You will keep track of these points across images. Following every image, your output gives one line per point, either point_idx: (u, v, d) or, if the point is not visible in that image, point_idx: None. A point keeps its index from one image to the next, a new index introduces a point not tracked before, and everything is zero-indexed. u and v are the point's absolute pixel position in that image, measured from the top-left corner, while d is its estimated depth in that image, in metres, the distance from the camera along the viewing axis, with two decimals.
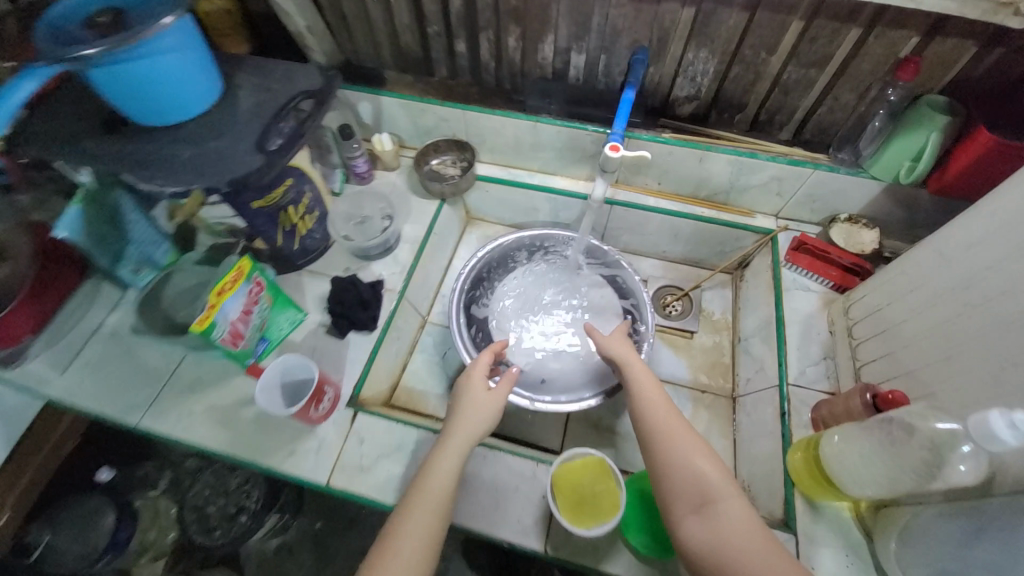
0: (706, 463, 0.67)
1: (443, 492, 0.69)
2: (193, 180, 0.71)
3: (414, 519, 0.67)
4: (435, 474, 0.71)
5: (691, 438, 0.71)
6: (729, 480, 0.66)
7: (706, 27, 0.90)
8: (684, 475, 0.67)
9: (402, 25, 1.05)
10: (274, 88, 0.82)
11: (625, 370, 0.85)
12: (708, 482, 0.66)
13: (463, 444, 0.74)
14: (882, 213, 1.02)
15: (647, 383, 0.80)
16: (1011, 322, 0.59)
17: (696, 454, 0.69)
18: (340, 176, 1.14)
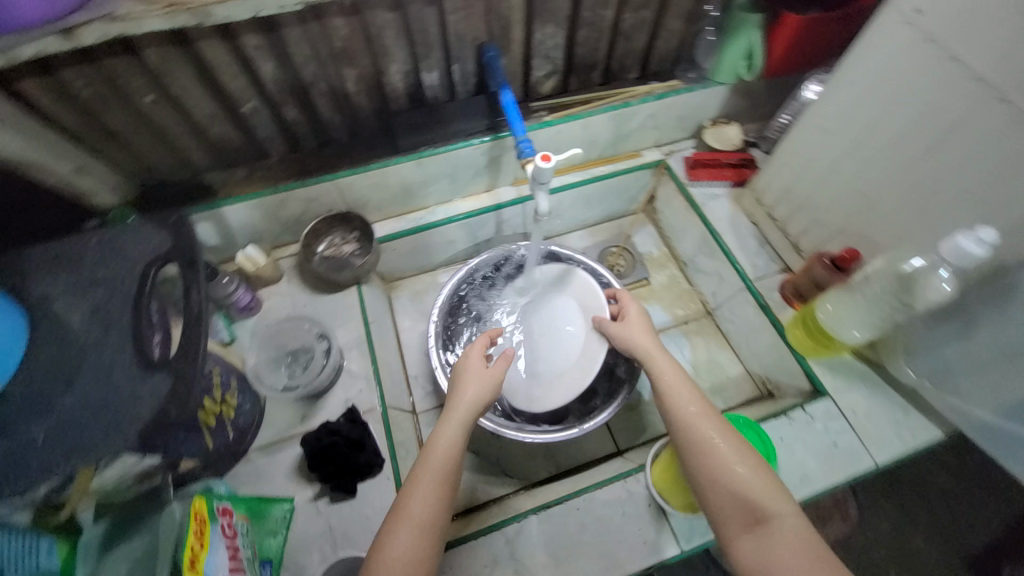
0: (752, 475, 0.61)
1: (451, 460, 0.65)
2: (70, 463, 0.47)
3: (421, 496, 0.61)
4: (443, 443, 0.66)
5: (732, 437, 0.65)
6: (778, 493, 0.60)
7: (544, 4, 0.87)
8: (720, 478, 0.62)
9: (205, 116, 0.83)
10: (105, 274, 0.59)
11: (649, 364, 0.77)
12: (756, 494, 0.60)
13: (467, 414, 0.70)
14: (733, 108, 1.16)
15: (681, 385, 0.72)
16: (909, 161, 0.72)
17: (734, 459, 0.62)
18: (224, 323, 0.91)
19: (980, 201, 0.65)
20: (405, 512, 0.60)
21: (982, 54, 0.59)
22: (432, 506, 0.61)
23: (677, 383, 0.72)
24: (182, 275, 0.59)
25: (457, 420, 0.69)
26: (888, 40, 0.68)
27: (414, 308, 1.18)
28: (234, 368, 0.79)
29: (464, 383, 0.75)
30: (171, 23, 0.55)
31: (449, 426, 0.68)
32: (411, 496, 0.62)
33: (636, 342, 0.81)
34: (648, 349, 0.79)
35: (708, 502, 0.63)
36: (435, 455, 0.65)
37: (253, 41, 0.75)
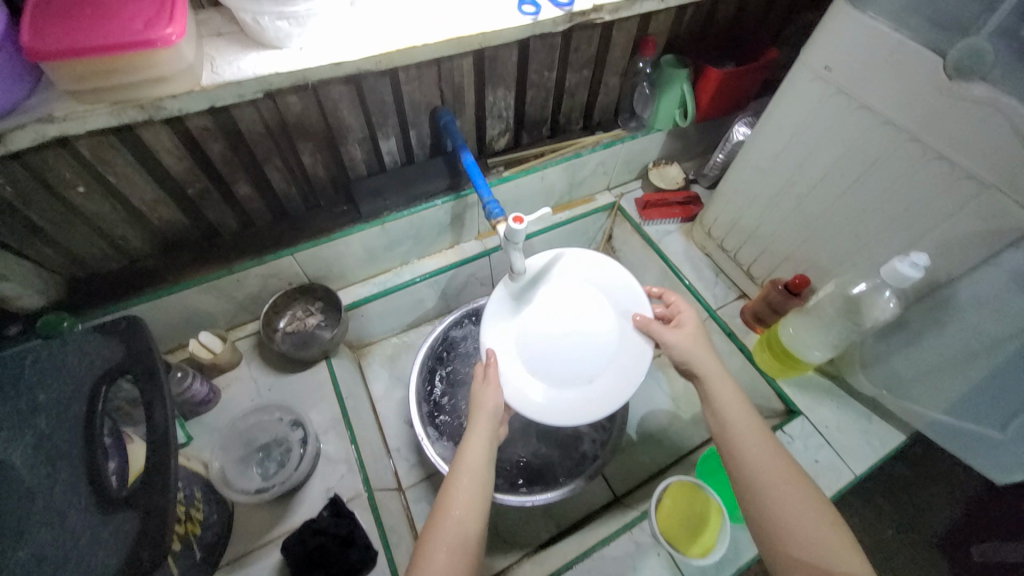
0: (818, 525, 0.56)
1: (483, 465, 0.66)
2: None
3: (463, 489, 0.63)
4: (469, 451, 0.68)
5: (794, 477, 0.60)
6: (853, 553, 0.54)
7: (495, 69, 0.89)
8: (777, 523, 0.57)
9: (145, 203, 0.77)
10: (42, 399, 0.52)
11: (705, 386, 0.70)
12: (823, 551, 0.54)
13: (489, 421, 0.72)
14: (673, 150, 1.25)
15: (744, 417, 0.66)
16: (839, 195, 0.80)
17: (810, 509, 0.57)
18: (179, 423, 0.83)
19: (906, 228, 0.72)
20: (441, 517, 0.61)
21: (896, 105, 0.67)
22: (468, 511, 0.62)
23: (748, 419, 0.65)
24: (139, 390, 0.51)
25: (484, 428, 0.72)
26: (805, 93, 0.78)
27: (387, 373, 1.13)
28: (197, 476, 0.72)
29: (479, 393, 0.76)
30: (117, 118, 0.50)
31: (476, 433, 0.71)
32: (447, 507, 0.62)
33: (696, 360, 0.73)
34: (707, 369, 0.71)
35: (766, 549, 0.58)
36: (467, 464, 0.66)
37: (199, 123, 0.71)
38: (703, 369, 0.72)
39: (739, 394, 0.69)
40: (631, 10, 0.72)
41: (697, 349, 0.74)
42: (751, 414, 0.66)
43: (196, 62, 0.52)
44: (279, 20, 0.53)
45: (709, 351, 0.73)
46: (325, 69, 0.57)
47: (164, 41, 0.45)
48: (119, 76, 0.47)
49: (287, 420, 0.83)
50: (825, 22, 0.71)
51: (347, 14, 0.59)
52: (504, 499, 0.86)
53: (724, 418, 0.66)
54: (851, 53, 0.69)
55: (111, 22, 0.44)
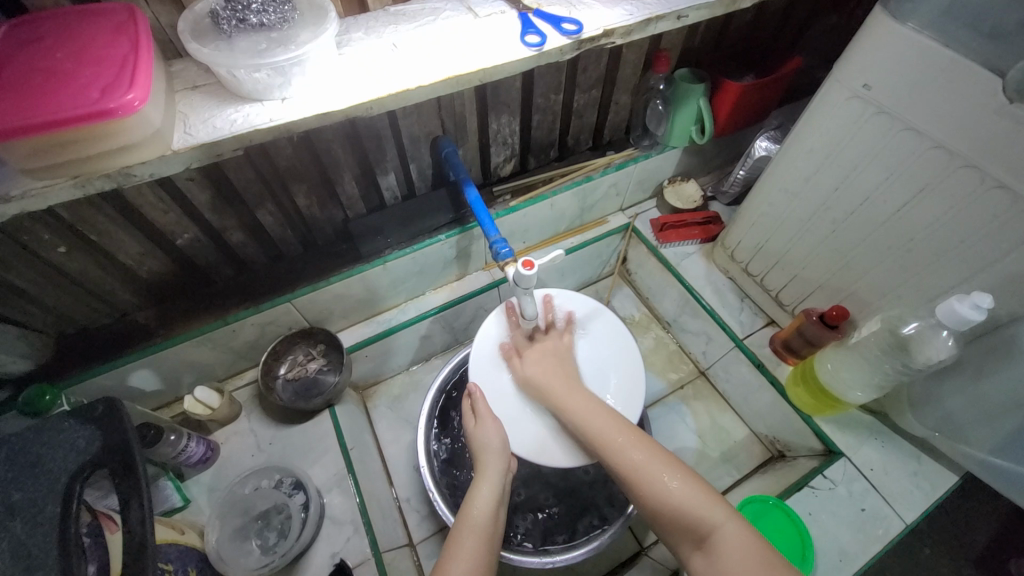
0: (676, 484, 0.58)
1: (490, 525, 0.63)
2: None
3: (467, 553, 0.60)
4: (477, 506, 0.65)
5: (636, 444, 0.63)
6: (711, 500, 0.57)
7: (498, 97, 0.84)
8: (648, 496, 0.59)
9: (132, 257, 0.72)
10: (18, 499, 0.48)
11: (550, 396, 0.71)
12: (689, 506, 0.56)
13: (500, 467, 0.69)
14: (689, 166, 1.17)
15: (585, 405, 0.68)
16: (880, 223, 0.72)
17: (663, 473, 0.59)
18: (174, 485, 0.78)
19: (960, 262, 0.66)
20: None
21: (949, 128, 0.60)
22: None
23: (591, 413, 0.67)
24: (114, 486, 0.49)
25: (494, 478, 0.68)
26: (840, 111, 0.70)
27: (395, 415, 1.08)
28: (191, 552, 0.67)
29: (478, 433, 0.72)
30: (81, 190, 0.46)
31: (486, 485, 0.67)
32: (447, 571, 0.58)
33: (544, 381, 0.73)
34: (551, 380, 0.73)
35: (655, 524, 0.59)
36: (473, 524, 0.63)
37: (185, 174, 0.66)
38: (547, 374, 0.74)
39: (574, 386, 0.71)
40: (645, 31, 0.65)
41: (544, 360, 0.76)
42: (587, 399, 0.69)
43: (166, 125, 0.48)
44: (256, 72, 0.48)
45: (551, 363, 0.75)
46: (310, 121, 0.52)
47: (126, 108, 0.41)
48: (80, 148, 0.43)
49: (287, 483, 0.79)
50: (860, 36, 0.64)
51: (334, 59, 0.54)
52: (522, 560, 0.81)
53: (571, 415, 0.68)
54: (895, 71, 0.62)
55: (67, 94, 0.41)
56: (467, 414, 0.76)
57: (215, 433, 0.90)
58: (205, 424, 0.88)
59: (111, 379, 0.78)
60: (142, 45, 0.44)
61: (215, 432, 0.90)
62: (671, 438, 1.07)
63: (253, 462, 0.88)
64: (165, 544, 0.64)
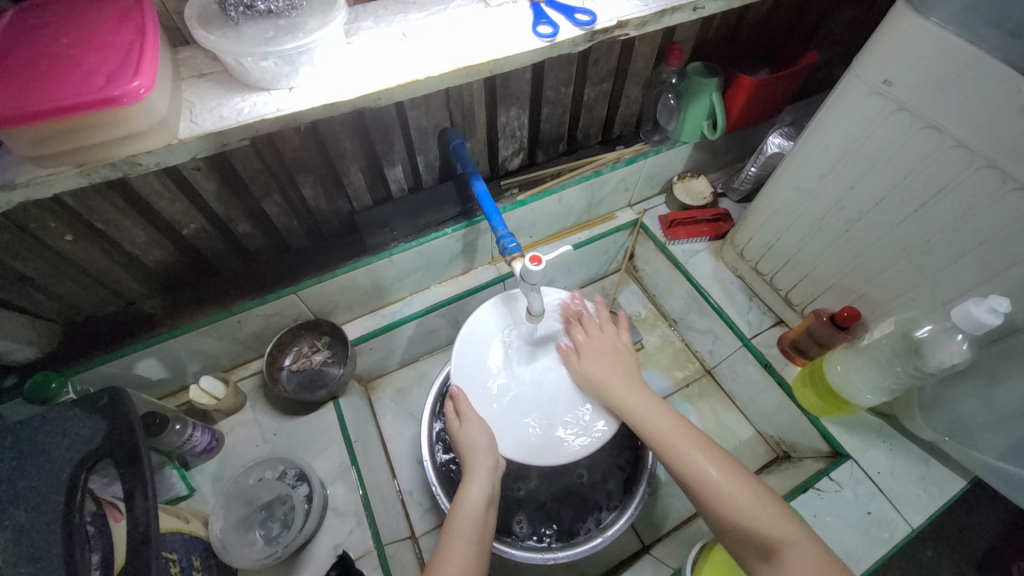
0: (751, 501, 0.58)
1: (479, 522, 0.64)
2: None
3: (459, 551, 0.60)
4: (466, 506, 0.65)
5: (710, 454, 0.63)
6: (786, 519, 0.57)
7: (507, 89, 0.82)
8: (716, 505, 0.59)
9: (138, 245, 0.72)
10: (23, 487, 0.49)
11: (615, 397, 0.72)
12: (761, 521, 0.56)
13: (489, 466, 0.69)
14: (699, 162, 1.16)
15: (655, 414, 0.68)
16: (897, 223, 0.71)
17: (731, 483, 0.60)
18: (179, 473, 0.80)
19: (978, 265, 0.64)
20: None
21: (972, 127, 0.58)
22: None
23: (657, 415, 0.68)
24: (119, 475, 0.49)
25: (482, 477, 0.68)
26: (858, 108, 0.69)
27: (398, 407, 1.08)
28: (196, 541, 0.68)
29: (465, 432, 0.72)
30: (86, 178, 0.46)
31: (474, 485, 0.67)
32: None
33: (606, 371, 0.75)
34: (615, 383, 0.73)
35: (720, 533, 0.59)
36: (464, 522, 0.63)
37: (191, 163, 0.65)
38: (609, 376, 0.74)
39: (639, 390, 0.72)
40: (660, 23, 0.64)
41: (602, 362, 0.76)
42: (658, 406, 0.70)
43: (172, 113, 0.47)
44: (263, 60, 0.47)
45: (609, 360, 0.76)
46: (318, 111, 0.51)
47: (131, 96, 0.41)
48: (85, 136, 0.43)
49: (291, 474, 0.80)
50: (882, 30, 0.63)
51: (342, 48, 0.53)
52: (524, 556, 0.81)
53: (638, 422, 0.68)
54: (917, 66, 0.60)
55: (72, 81, 0.40)
56: (450, 415, 0.76)
57: (220, 423, 0.90)
58: (210, 414, 0.89)
59: (117, 367, 0.78)
60: (148, 32, 0.44)
61: (220, 421, 0.90)
62: None
63: (257, 453, 0.88)
64: (169, 533, 0.64)
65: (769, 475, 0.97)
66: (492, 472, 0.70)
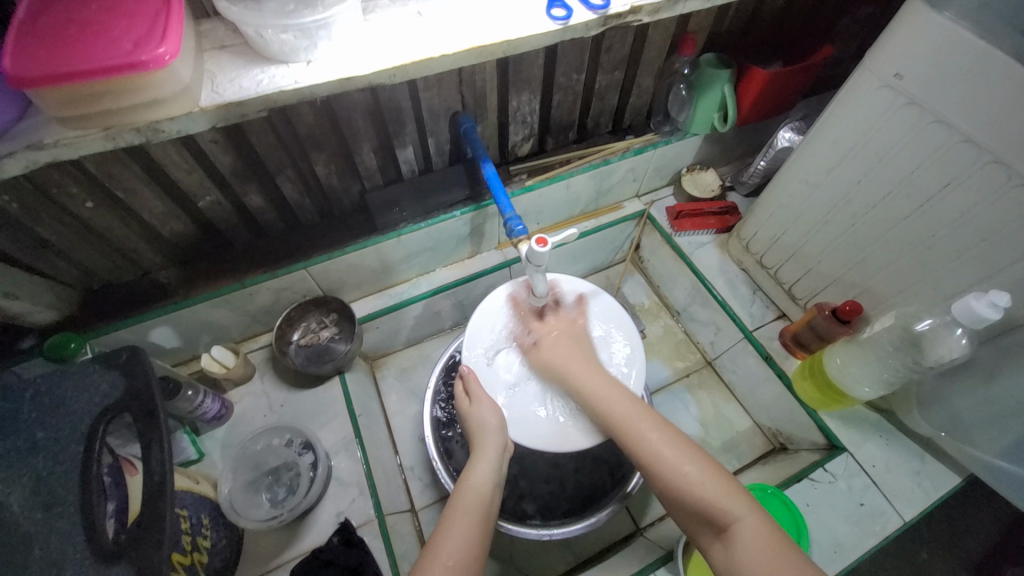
0: (698, 472, 0.59)
1: (481, 504, 0.65)
2: None
3: (456, 532, 0.60)
4: (471, 485, 0.66)
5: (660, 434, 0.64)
6: (734, 490, 0.58)
7: (519, 73, 0.83)
8: (670, 484, 0.60)
9: (156, 216, 0.74)
10: (43, 437, 0.51)
11: (574, 379, 0.72)
12: (707, 496, 0.57)
13: (497, 446, 0.70)
14: (709, 154, 1.16)
15: (610, 393, 0.69)
16: (902, 217, 0.71)
17: (676, 456, 0.61)
18: (190, 438, 0.83)
19: (982, 260, 0.65)
20: (434, 556, 0.58)
21: (979, 122, 0.58)
22: (463, 556, 0.58)
23: (602, 386, 0.70)
24: (136, 430, 0.51)
25: (490, 457, 0.69)
26: (868, 101, 0.69)
27: (402, 386, 1.10)
28: (205, 501, 0.70)
29: (476, 412, 0.73)
30: (111, 142, 0.48)
31: (482, 465, 0.68)
32: (438, 548, 0.59)
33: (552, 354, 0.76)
34: (569, 364, 0.73)
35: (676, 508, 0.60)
36: (465, 505, 0.64)
37: (209, 136, 0.67)
38: (565, 360, 0.74)
39: (593, 368, 0.72)
40: (673, 9, 0.64)
41: (561, 346, 0.76)
42: (614, 388, 0.70)
43: (195, 81, 0.49)
44: (284, 33, 0.49)
45: (565, 344, 0.77)
46: (334, 85, 0.52)
47: (156, 61, 0.42)
48: (111, 99, 0.45)
49: (296, 443, 0.82)
50: (896, 23, 0.63)
51: (359, 25, 0.55)
52: (520, 532, 0.83)
53: (593, 400, 0.69)
54: (929, 59, 0.60)
55: (100, 44, 0.42)
56: (460, 396, 0.77)
57: (229, 392, 0.93)
58: (220, 383, 0.91)
59: (133, 333, 0.81)
60: (173, 1, 0.45)
61: (230, 391, 0.93)
62: (673, 425, 1.08)
63: (265, 422, 0.91)
64: (180, 490, 0.67)
65: (765, 465, 0.99)
66: (501, 453, 0.71)
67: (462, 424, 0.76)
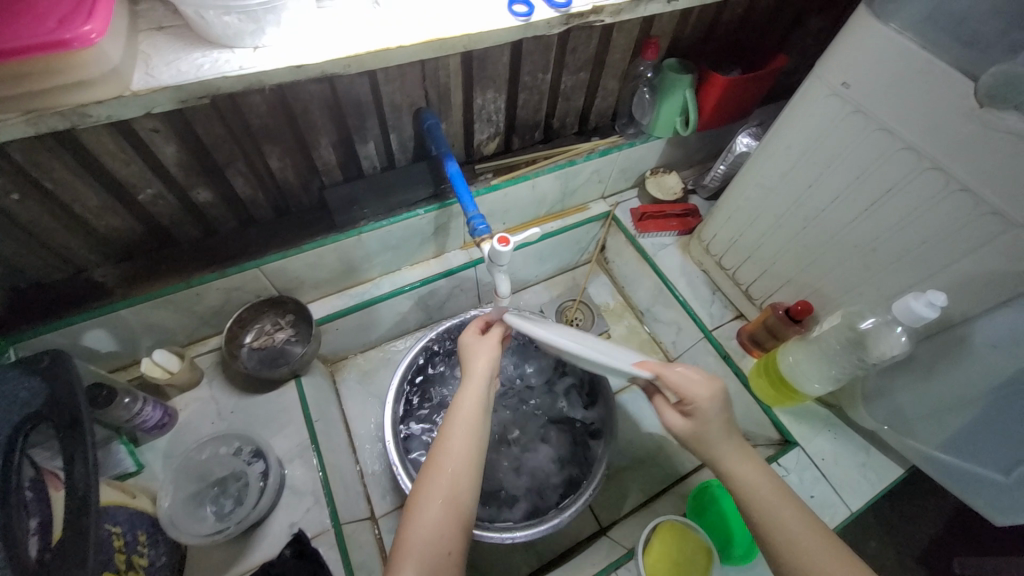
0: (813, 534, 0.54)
1: (478, 418, 0.64)
2: None
3: (454, 445, 0.60)
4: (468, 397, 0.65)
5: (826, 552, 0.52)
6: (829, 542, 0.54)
7: (483, 70, 0.81)
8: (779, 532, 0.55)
9: (90, 210, 0.69)
10: None
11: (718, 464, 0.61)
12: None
13: (485, 369, 0.69)
14: (671, 159, 1.18)
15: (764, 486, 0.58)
16: (851, 220, 0.74)
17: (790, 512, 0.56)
18: (128, 449, 0.77)
19: (921, 261, 0.68)
20: (436, 469, 0.59)
21: (918, 130, 0.62)
22: (462, 466, 0.59)
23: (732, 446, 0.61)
24: (59, 441, 0.47)
25: (481, 377, 0.68)
26: (818, 108, 0.72)
27: (364, 390, 1.07)
28: (142, 516, 0.66)
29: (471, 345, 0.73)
30: (32, 127, 0.44)
31: (473, 384, 0.67)
32: (440, 461, 0.60)
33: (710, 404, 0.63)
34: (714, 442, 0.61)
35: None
36: (464, 416, 0.63)
37: (148, 124, 0.63)
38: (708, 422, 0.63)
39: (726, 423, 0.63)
40: (635, 12, 0.65)
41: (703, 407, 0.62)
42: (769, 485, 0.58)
43: (126, 63, 0.45)
44: (226, 15, 0.46)
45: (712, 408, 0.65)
46: (285, 73, 0.50)
47: (82, 40, 0.39)
48: (30, 82, 0.41)
49: (245, 452, 0.78)
50: (843, 34, 0.66)
51: (314, 12, 0.52)
52: (483, 536, 0.81)
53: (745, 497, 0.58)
54: (874, 71, 0.63)
55: (22, 22, 0.38)
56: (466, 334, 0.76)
57: (174, 399, 0.87)
58: (164, 389, 0.86)
59: (62, 337, 0.75)
60: None
61: (174, 398, 0.87)
62: None
63: (213, 430, 0.86)
64: (114, 506, 0.62)
65: None
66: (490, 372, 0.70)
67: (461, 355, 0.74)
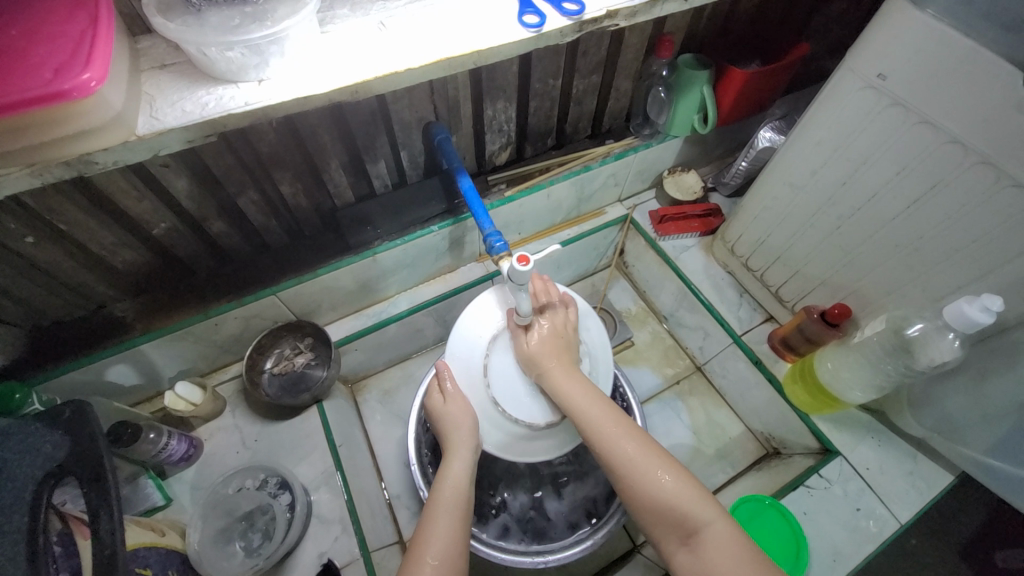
0: (632, 444, 0.62)
1: (460, 502, 0.64)
2: None
3: (436, 537, 0.60)
4: (449, 482, 0.66)
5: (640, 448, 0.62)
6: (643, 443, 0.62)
7: (493, 81, 0.79)
8: (607, 443, 0.62)
9: (106, 247, 0.68)
10: None
11: (551, 379, 0.70)
12: (681, 500, 0.57)
13: (470, 441, 0.70)
14: (688, 156, 1.14)
15: (587, 395, 0.67)
16: (891, 218, 0.70)
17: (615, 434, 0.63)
18: (156, 483, 0.77)
19: (971, 262, 0.64)
20: (419, 559, 0.58)
21: (967, 123, 0.57)
22: (447, 551, 0.59)
23: (567, 381, 0.69)
24: (84, 497, 0.46)
25: (465, 453, 0.69)
26: (852, 102, 0.67)
27: (386, 408, 1.06)
28: (171, 556, 0.66)
29: (448, 410, 0.73)
30: (38, 179, 0.43)
31: (457, 461, 0.68)
32: (423, 552, 0.59)
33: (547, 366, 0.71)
34: (552, 360, 0.71)
35: (644, 519, 0.59)
36: (448, 500, 0.64)
37: (158, 160, 0.62)
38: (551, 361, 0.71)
39: (568, 366, 0.71)
40: (650, 13, 0.61)
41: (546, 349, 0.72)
42: (592, 391, 0.68)
43: (129, 108, 0.44)
44: (228, 50, 0.45)
45: (554, 345, 0.73)
46: (291, 104, 0.48)
47: (81, 89, 0.37)
48: (30, 135, 0.39)
49: (272, 482, 0.78)
50: (875, 24, 0.61)
51: (318, 39, 0.50)
52: (515, 561, 0.80)
53: (572, 405, 0.66)
54: (914, 60, 0.59)
55: (19, 75, 0.37)
56: (433, 391, 0.77)
57: (198, 429, 0.87)
58: (188, 420, 0.86)
59: (86, 374, 0.75)
60: (102, 21, 0.40)
61: (199, 428, 0.88)
62: (667, 434, 1.06)
63: (238, 459, 0.86)
64: (144, 548, 0.62)
65: (759, 471, 0.97)
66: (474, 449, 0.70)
67: (435, 419, 0.75)
